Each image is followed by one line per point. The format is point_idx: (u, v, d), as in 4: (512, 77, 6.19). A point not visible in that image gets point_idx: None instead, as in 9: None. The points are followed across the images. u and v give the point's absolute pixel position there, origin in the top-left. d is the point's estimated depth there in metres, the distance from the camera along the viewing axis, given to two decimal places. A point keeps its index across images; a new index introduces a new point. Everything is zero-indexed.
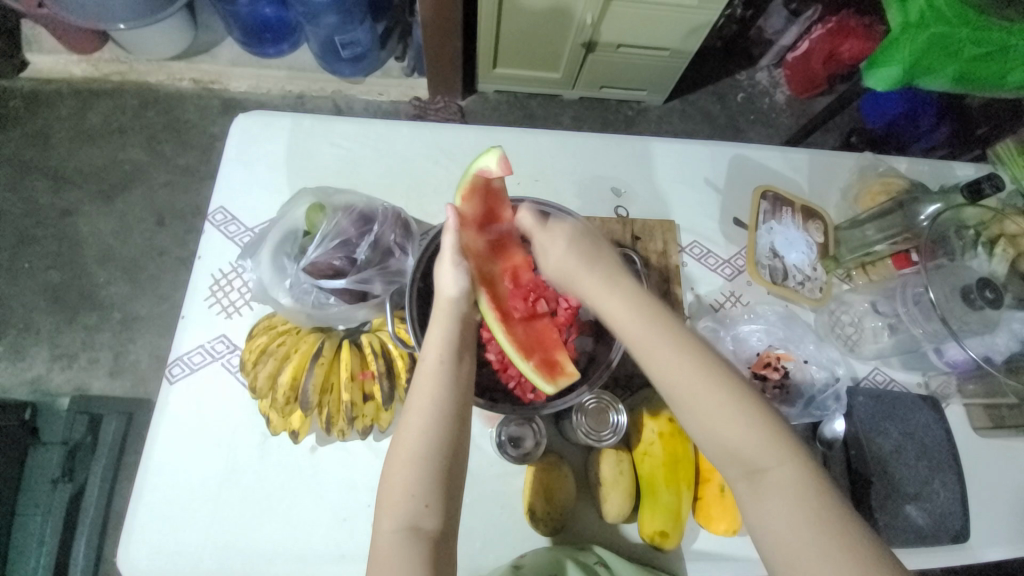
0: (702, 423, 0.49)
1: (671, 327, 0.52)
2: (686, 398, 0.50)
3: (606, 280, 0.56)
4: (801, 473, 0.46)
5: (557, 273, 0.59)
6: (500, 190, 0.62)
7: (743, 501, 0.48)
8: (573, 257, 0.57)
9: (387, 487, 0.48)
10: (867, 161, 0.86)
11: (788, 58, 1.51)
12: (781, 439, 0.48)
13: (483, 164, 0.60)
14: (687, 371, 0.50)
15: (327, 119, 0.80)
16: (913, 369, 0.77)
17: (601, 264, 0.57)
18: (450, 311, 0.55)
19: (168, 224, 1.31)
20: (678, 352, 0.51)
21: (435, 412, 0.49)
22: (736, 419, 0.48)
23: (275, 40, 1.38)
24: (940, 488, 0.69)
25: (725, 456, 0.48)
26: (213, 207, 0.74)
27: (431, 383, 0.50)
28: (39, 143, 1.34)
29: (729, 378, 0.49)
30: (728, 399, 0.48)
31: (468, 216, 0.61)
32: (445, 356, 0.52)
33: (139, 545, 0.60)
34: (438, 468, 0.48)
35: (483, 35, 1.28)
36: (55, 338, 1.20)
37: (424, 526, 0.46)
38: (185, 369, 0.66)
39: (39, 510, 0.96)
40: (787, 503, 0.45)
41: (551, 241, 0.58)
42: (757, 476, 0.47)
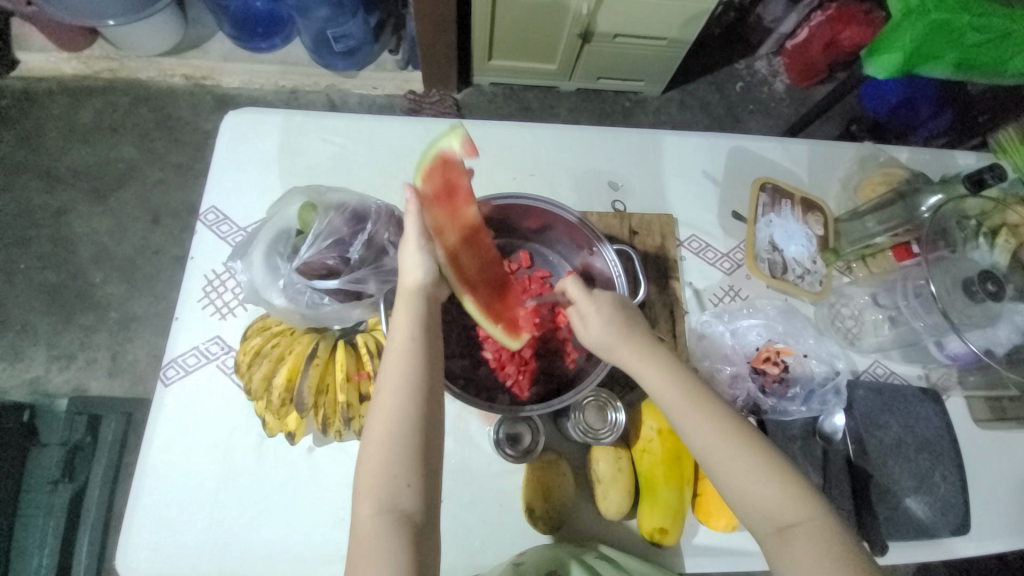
0: (734, 484, 0.49)
1: (703, 390, 0.53)
2: (719, 460, 0.50)
3: (644, 349, 0.55)
4: (830, 527, 0.47)
5: (597, 344, 0.57)
6: (456, 161, 0.59)
7: (773, 559, 0.48)
8: (614, 327, 0.56)
9: (364, 472, 0.47)
10: (867, 151, 0.85)
11: (788, 46, 1.49)
12: (809, 495, 0.48)
13: (444, 144, 0.59)
14: (720, 432, 0.50)
15: (319, 115, 0.79)
16: (914, 362, 0.76)
17: (638, 330, 0.57)
18: (416, 290, 0.54)
19: (163, 222, 1.30)
20: (711, 415, 0.51)
21: (408, 390, 0.49)
22: (765, 477, 0.49)
23: (267, 35, 1.37)
24: (941, 481, 0.69)
25: (756, 515, 0.49)
26: (205, 206, 0.73)
27: (403, 362, 0.50)
28: (32, 142, 1.32)
29: (757, 439, 0.51)
30: (756, 458, 0.49)
31: (426, 192, 0.58)
32: (414, 335, 0.51)
33: (136, 549, 0.60)
34: (415, 445, 0.48)
35: (478, 26, 1.26)
36: (52, 339, 1.20)
37: (405, 505, 0.46)
38: (180, 371, 0.66)
39: (39, 510, 0.98)
40: (819, 559, 0.45)
41: (594, 313, 0.57)
42: (786, 532, 0.47)
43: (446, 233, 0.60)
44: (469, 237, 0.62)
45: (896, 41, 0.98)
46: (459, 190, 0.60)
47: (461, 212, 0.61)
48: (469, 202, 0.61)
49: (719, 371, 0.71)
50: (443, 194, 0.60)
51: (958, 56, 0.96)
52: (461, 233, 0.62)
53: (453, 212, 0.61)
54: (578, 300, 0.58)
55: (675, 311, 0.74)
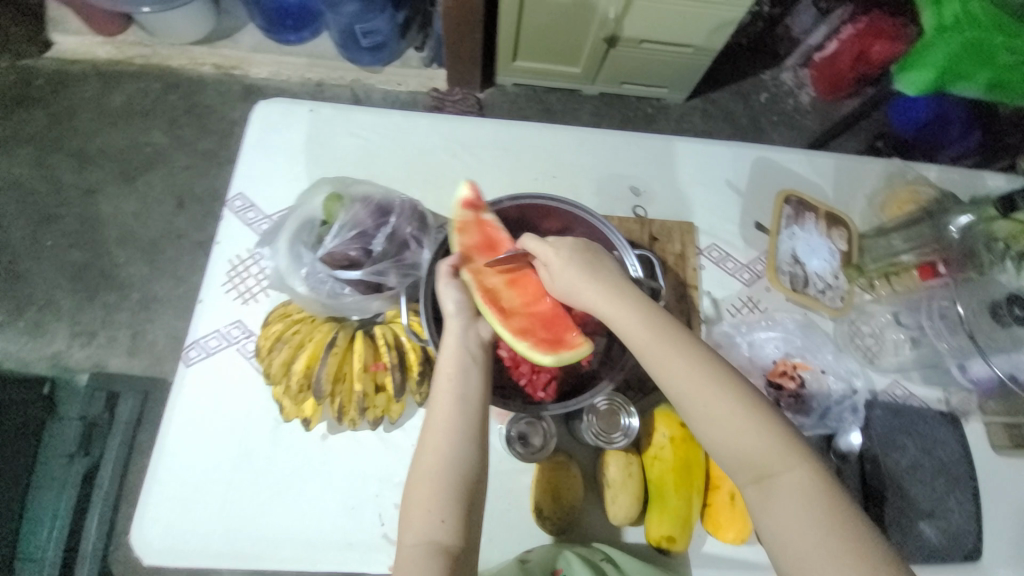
0: (713, 433, 0.48)
1: (681, 337, 0.51)
2: (697, 408, 0.49)
3: (609, 289, 0.54)
4: (811, 474, 0.46)
5: (562, 290, 0.57)
6: (490, 217, 0.64)
7: (754, 508, 0.47)
8: (575, 267, 0.56)
9: (406, 504, 0.49)
10: (895, 168, 0.84)
11: (816, 58, 1.47)
12: (790, 442, 0.47)
13: (460, 196, 0.66)
14: (698, 379, 0.49)
15: (347, 109, 0.80)
16: (934, 385, 0.75)
17: (604, 271, 0.56)
18: (462, 333, 0.55)
19: (187, 207, 1.32)
20: (689, 361, 0.50)
21: (450, 427, 0.50)
22: (743, 424, 0.47)
23: (296, 27, 1.39)
24: (955, 507, 0.67)
25: (737, 464, 0.48)
26: (233, 192, 0.75)
27: (448, 398, 0.52)
28: (64, 122, 1.36)
29: (737, 386, 0.49)
30: (733, 403, 0.48)
31: (466, 244, 0.62)
32: (455, 374, 0.53)
33: (152, 524, 0.61)
34: (454, 482, 0.48)
35: (504, 27, 1.26)
36: (75, 316, 1.23)
37: (441, 542, 0.46)
38: (202, 353, 0.67)
39: (52, 484, 0.99)
40: (800, 506, 0.45)
41: (557, 254, 0.57)
42: (766, 481, 0.46)
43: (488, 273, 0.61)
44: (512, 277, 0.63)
45: (928, 58, 0.98)
46: (499, 239, 0.63)
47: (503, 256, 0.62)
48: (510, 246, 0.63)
49: None
50: (485, 244, 0.62)
51: (990, 77, 0.95)
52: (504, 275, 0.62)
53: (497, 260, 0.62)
54: (538, 252, 0.58)
55: (691, 319, 0.74)
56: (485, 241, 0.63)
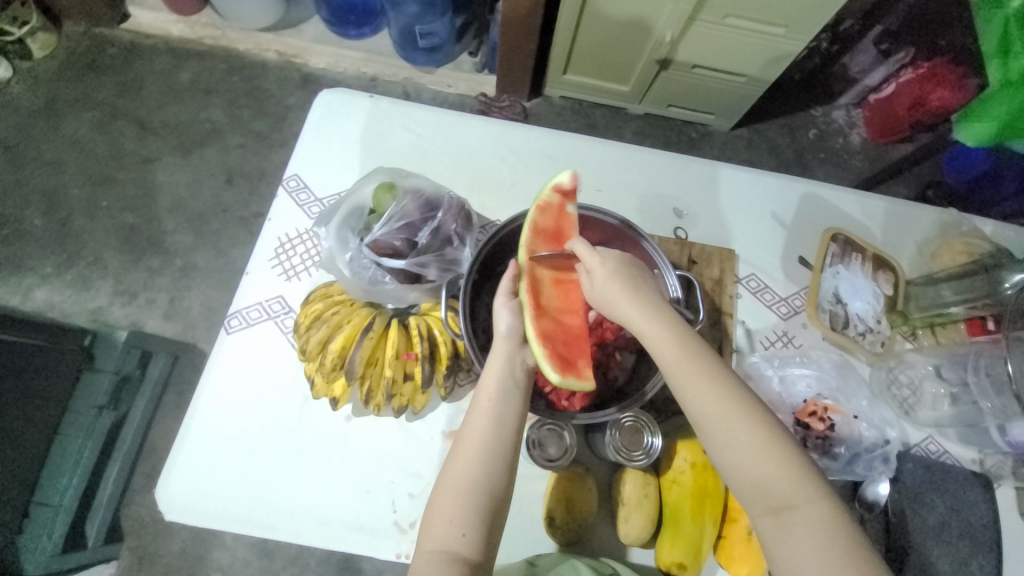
0: (733, 459, 0.48)
1: (707, 357, 0.51)
2: (720, 433, 0.48)
3: (647, 308, 0.53)
4: (829, 510, 0.45)
5: (599, 299, 0.56)
6: (571, 210, 0.64)
7: (767, 539, 0.46)
8: (617, 282, 0.54)
9: (430, 510, 0.50)
10: (950, 218, 0.81)
11: (871, 99, 1.45)
12: (810, 475, 0.46)
13: (556, 180, 0.64)
14: (722, 402, 0.48)
15: (404, 104, 0.82)
16: (970, 444, 0.72)
17: (644, 288, 0.54)
18: (508, 352, 0.56)
19: (235, 183, 1.38)
20: (714, 383, 0.49)
21: (483, 447, 0.51)
22: (765, 453, 0.47)
23: (358, 23, 1.44)
24: (977, 572, 0.64)
25: (754, 492, 0.47)
26: (289, 173, 0.78)
27: (485, 415, 0.52)
28: (132, 92, 1.44)
29: (761, 414, 0.48)
30: (756, 430, 0.48)
31: (539, 224, 0.62)
32: (496, 396, 0.53)
33: (177, 481, 0.63)
34: (480, 499, 0.49)
35: (559, 40, 1.28)
36: (120, 275, 1.29)
37: (460, 555, 0.47)
38: (242, 323, 0.70)
39: (80, 432, 1.06)
40: (816, 541, 0.44)
41: (602, 262, 0.55)
42: (783, 513, 0.46)
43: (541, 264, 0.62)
44: (560, 279, 0.64)
45: None
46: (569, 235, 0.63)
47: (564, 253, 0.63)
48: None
49: None
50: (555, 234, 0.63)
51: None
52: (555, 273, 0.63)
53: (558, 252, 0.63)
54: (584, 256, 0.56)
55: (724, 348, 0.73)
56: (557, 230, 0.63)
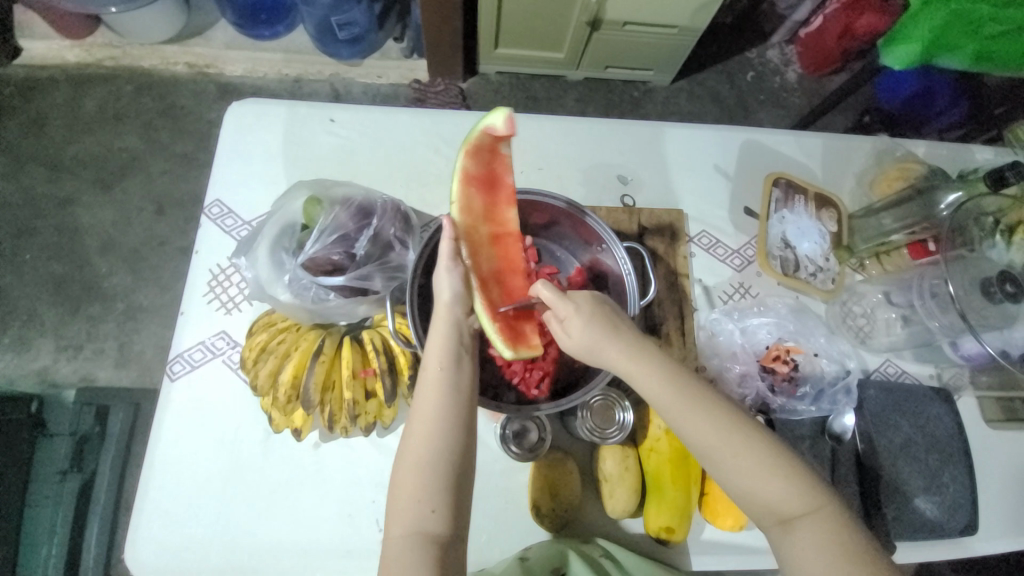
0: (736, 482, 0.48)
1: (697, 388, 0.50)
2: (719, 460, 0.48)
3: (632, 350, 0.52)
4: (832, 515, 0.46)
5: (580, 350, 0.53)
6: (505, 153, 0.61)
7: (778, 552, 0.47)
8: (596, 329, 0.52)
9: (393, 493, 0.48)
10: (884, 146, 0.83)
11: (802, 34, 1.45)
12: (812, 485, 0.47)
13: (488, 122, 0.58)
14: (720, 429, 0.48)
15: (323, 106, 0.77)
16: (926, 361, 0.75)
17: (624, 329, 0.53)
18: (449, 319, 0.53)
19: (167, 213, 1.29)
20: (708, 411, 0.49)
21: (439, 418, 0.49)
22: (769, 473, 0.47)
23: (270, 22, 1.35)
24: (949, 481, 0.68)
25: (759, 508, 0.47)
26: (209, 200, 0.73)
27: (436, 387, 0.50)
28: (36, 131, 1.31)
29: (755, 432, 0.49)
30: (757, 451, 0.48)
31: (470, 170, 0.59)
32: (445, 364, 0.51)
33: (144, 542, 0.60)
34: (444, 472, 0.47)
35: (485, 13, 1.23)
36: (60, 330, 1.20)
37: (430, 531, 0.46)
38: (186, 366, 0.66)
39: (48, 500, 0.99)
40: (826, 551, 0.44)
41: (574, 316, 0.53)
42: (790, 524, 0.46)
43: (477, 218, 0.59)
44: (500, 234, 0.60)
45: (916, 32, 1.05)
46: (503, 179, 0.61)
47: (498, 202, 0.61)
48: (509, 197, 0.61)
49: (727, 370, 0.70)
50: (487, 180, 0.61)
51: (976, 47, 1.02)
52: (493, 227, 0.60)
53: (492, 202, 0.60)
54: (553, 304, 0.54)
55: (684, 309, 0.73)
56: (488, 174, 0.60)
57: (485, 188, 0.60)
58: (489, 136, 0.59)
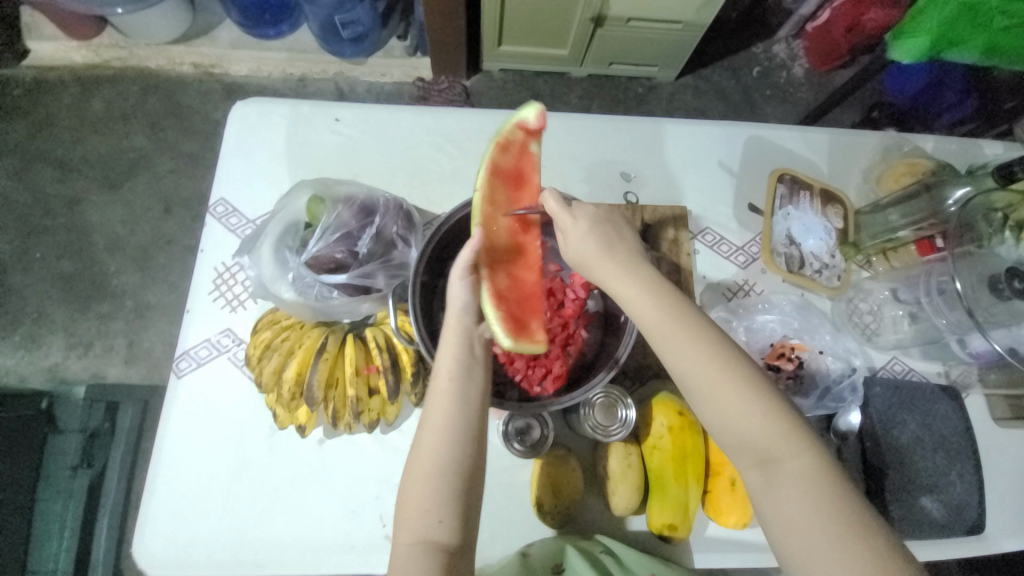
0: (716, 415, 0.47)
1: (690, 317, 0.49)
2: (700, 389, 0.47)
3: (625, 266, 0.53)
4: (817, 460, 0.44)
5: (575, 259, 0.55)
6: (535, 150, 0.60)
7: (754, 490, 0.45)
8: (591, 243, 0.54)
9: (402, 502, 0.48)
10: (891, 140, 0.82)
11: (808, 28, 1.44)
12: (796, 430, 0.45)
13: (521, 115, 0.59)
14: (708, 359, 0.47)
15: (326, 105, 0.78)
16: (933, 359, 0.74)
17: (620, 248, 0.54)
18: (460, 328, 0.53)
19: (174, 212, 1.30)
20: (697, 342, 0.48)
21: (449, 428, 0.49)
22: (750, 410, 0.46)
23: (274, 21, 1.35)
24: (957, 480, 0.67)
25: (740, 445, 0.46)
26: (214, 199, 0.73)
27: (445, 397, 0.50)
28: (45, 131, 1.33)
29: (745, 369, 0.47)
30: (741, 387, 0.46)
31: (496, 165, 0.59)
32: (455, 375, 0.51)
33: (153, 536, 0.61)
34: (452, 482, 0.48)
35: (488, 9, 1.22)
36: (70, 328, 1.22)
37: (437, 541, 0.46)
38: (193, 363, 0.67)
39: (58, 496, 1.01)
40: (803, 492, 0.43)
41: (574, 225, 0.54)
42: (771, 464, 0.44)
43: (497, 212, 0.58)
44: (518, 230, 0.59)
45: (923, 26, 1.03)
46: (530, 178, 0.60)
47: (521, 199, 0.60)
48: (533, 195, 0.60)
49: None
50: (512, 176, 0.60)
51: (986, 40, 1.00)
52: (512, 223, 0.59)
53: (515, 198, 0.60)
54: (556, 215, 0.56)
55: None
56: (517, 171, 0.60)
57: (510, 185, 0.60)
58: (522, 130, 0.60)
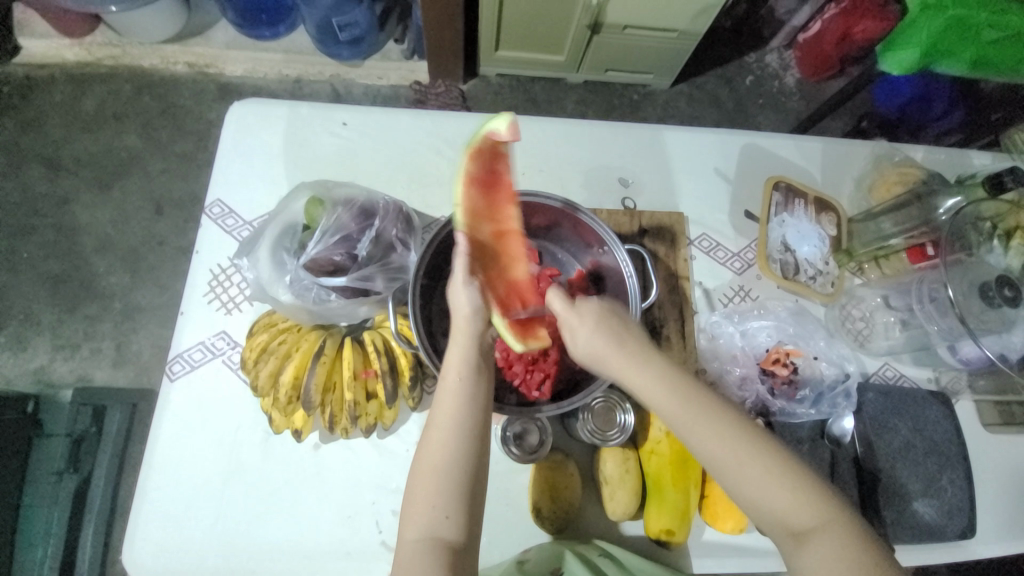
0: (745, 494, 0.46)
1: (702, 393, 0.49)
2: (724, 469, 0.47)
3: (638, 353, 0.51)
4: (846, 525, 0.44)
5: (585, 356, 0.54)
6: (507, 155, 0.59)
7: (791, 564, 0.45)
8: (602, 338, 0.52)
9: (409, 499, 0.48)
10: (882, 150, 0.83)
11: (800, 39, 1.46)
12: (823, 500, 0.45)
13: (492, 126, 0.57)
14: (727, 436, 0.47)
15: (325, 107, 0.77)
16: (924, 365, 0.75)
17: (630, 338, 0.52)
18: (467, 329, 0.53)
19: (166, 213, 1.29)
20: (715, 420, 0.48)
21: (457, 427, 0.48)
22: (777, 485, 0.45)
23: (270, 22, 1.35)
24: (948, 485, 0.68)
25: (771, 521, 0.46)
26: (210, 199, 0.73)
27: (454, 397, 0.49)
28: (34, 129, 1.31)
29: (763, 442, 0.47)
30: (765, 463, 0.46)
31: (471, 173, 0.57)
32: (464, 374, 0.50)
33: (144, 543, 0.60)
34: (460, 480, 0.47)
35: (485, 15, 1.23)
36: (57, 329, 1.20)
37: (443, 537, 0.46)
38: (186, 366, 0.66)
39: (44, 501, 0.98)
40: (841, 564, 0.42)
41: (581, 325, 0.53)
42: (803, 535, 0.44)
43: (481, 220, 0.57)
44: (503, 233, 0.59)
45: (913, 38, 1.07)
46: (505, 179, 0.59)
47: (500, 201, 0.59)
48: (510, 196, 0.59)
49: (727, 373, 0.70)
50: (487, 180, 0.59)
51: (974, 53, 1.03)
52: (495, 225, 0.58)
53: (494, 201, 0.59)
54: (563, 315, 0.55)
55: (684, 311, 0.73)
56: (490, 174, 0.59)
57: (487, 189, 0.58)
58: (490, 141, 0.58)
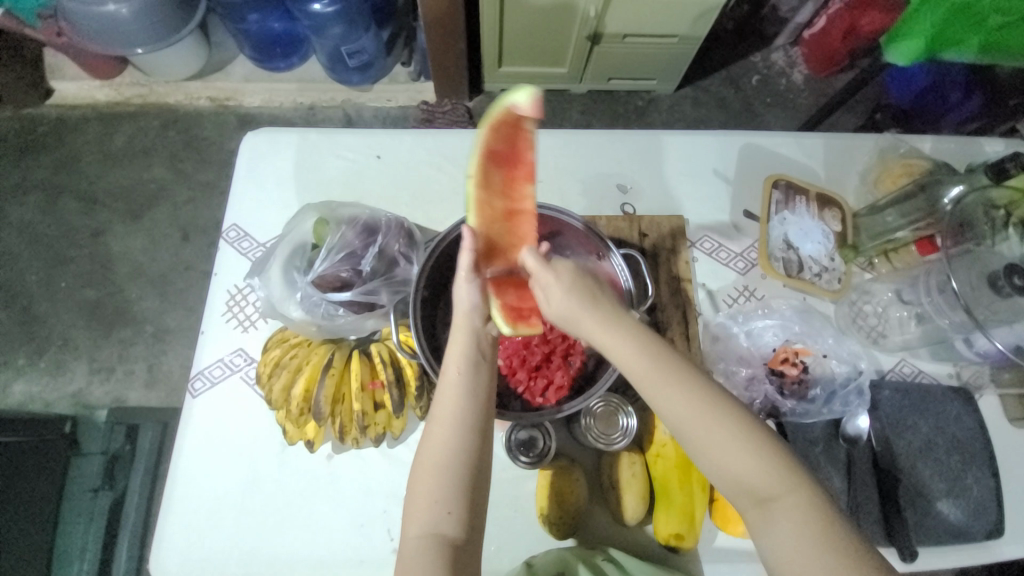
0: (710, 460, 0.46)
1: (672, 358, 0.49)
2: (688, 433, 0.46)
3: (608, 318, 0.51)
4: (808, 494, 0.44)
5: (558, 317, 0.53)
6: (528, 131, 0.60)
7: (753, 530, 0.45)
8: (574, 299, 0.51)
9: (411, 494, 0.49)
10: (887, 142, 0.82)
11: (805, 36, 1.46)
12: (786, 464, 0.45)
13: (513, 100, 0.57)
14: (695, 403, 0.46)
15: (332, 132, 0.81)
16: (943, 360, 0.73)
17: (604, 299, 0.52)
18: (467, 324, 0.55)
19: (192, 239, 1.36)
20: (687, 386, 0.47)
21: (457, 420, 0.50)
22: (739, 450, 0.45)
23: (285, 54, 1.41)
24: (974, 483, 0.66)
25: (734, 488, 0.45)
26: (227, 224, 0.77)
27: (454, 394, 0.51)
28: (71, 167, 1.40)
29: (732, 410, 0.46)
30: (729, 426, 0.46)
31: (489, 146, 0.59)
32: (464, 369, 0.52)
33: (169, 554, 0.62)
34: (461, 473, 0.48)
35: (487, 33, 1.27)
36: (93, 353, 1.27)
37: (445, 533, 0.46)
38: (206, 383, 0.69)
39: (80, 518, 1.04)
40: (800, 535, 0.42)
41: (555, 284, 0.52)
42: (766, 504, 0.44)
43: (492, 195, 0.59)
44: (514, 211, 0.61)
45: (916, 27, 1.04)
46: (523, 157, 0.61)
47: (516, 180, 0.61)
48: (528, 174, 0.61)
49: (735, 374, 0.70)
50: (506, 157, 0.61)
51: (983, 39, 1.01)
52: (507, 204, 0.61)
53: (510, 178, 0.61)
54: (535, 271, 0.53)
55: (688, 313, 0.73)
56: (510, 151, 0.60)
57: (501, 164, 0.60)
58: (512, 114, 0.58)
